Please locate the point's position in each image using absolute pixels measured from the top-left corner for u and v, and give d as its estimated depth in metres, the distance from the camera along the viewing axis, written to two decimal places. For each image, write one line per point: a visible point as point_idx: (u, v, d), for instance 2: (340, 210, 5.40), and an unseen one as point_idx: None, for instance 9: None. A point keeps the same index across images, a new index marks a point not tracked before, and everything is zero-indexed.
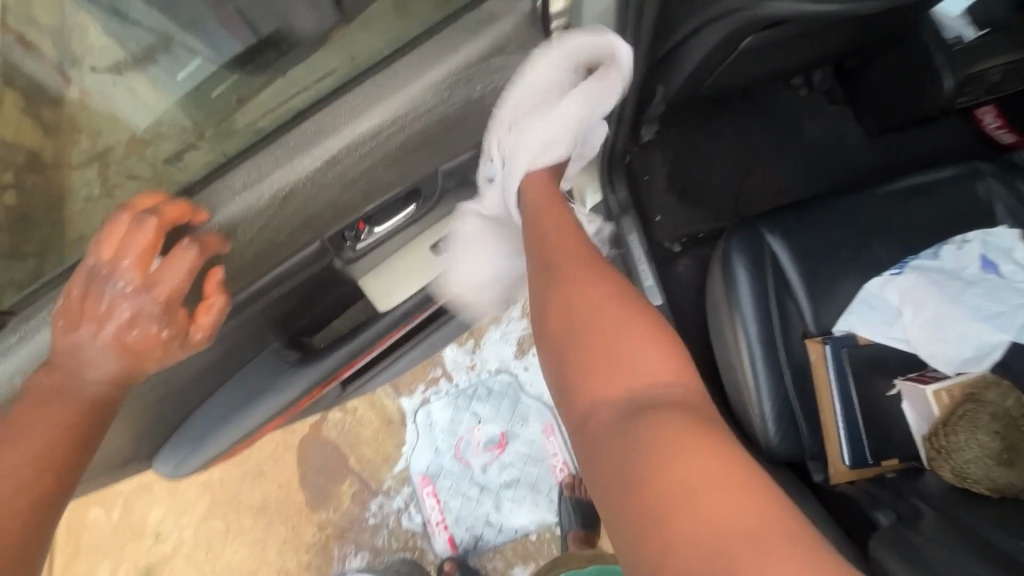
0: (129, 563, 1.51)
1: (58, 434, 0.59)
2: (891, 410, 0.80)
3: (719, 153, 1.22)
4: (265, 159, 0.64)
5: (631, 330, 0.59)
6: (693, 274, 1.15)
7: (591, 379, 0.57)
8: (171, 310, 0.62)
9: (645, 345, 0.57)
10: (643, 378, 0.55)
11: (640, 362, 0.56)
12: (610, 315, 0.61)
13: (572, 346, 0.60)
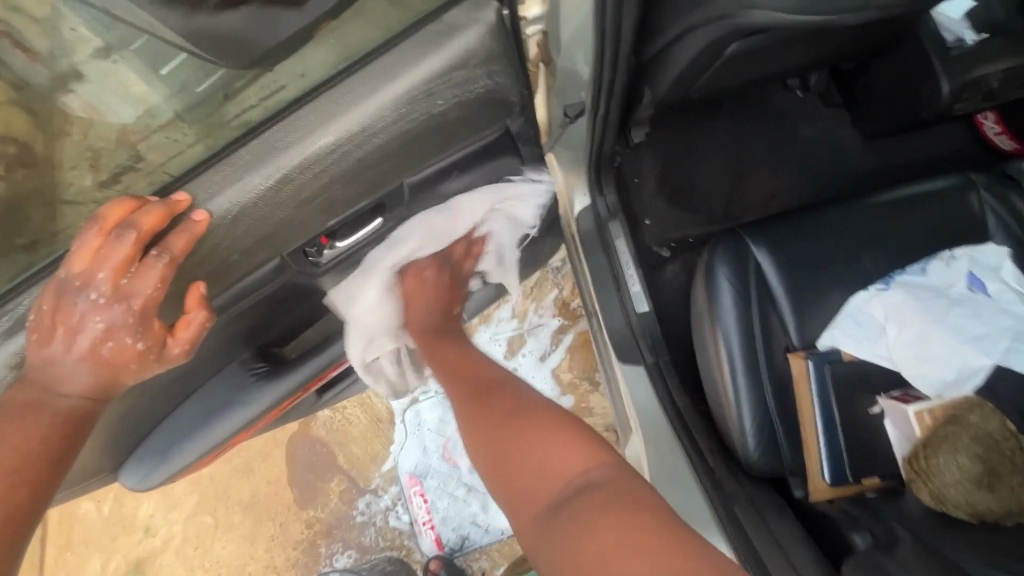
0: (120, 557, 1.52)
1: (31, 448, 0.57)
2: (874, 427, 0.78)
3: (710, 156, 1.19)
4: (218, 178, 0.62)
5: (532, 403, 0.77)
6: (681, 280, 1.13)
7: (528, 496, 0.68)
8: (150, 320, 0.60)
9: (555, 442, 0.70)
10: (561, 473, 0.67)
11: (554, 462, 0.68)
12: (523, 429, 0.73)
13: (505, 466, 0.72)
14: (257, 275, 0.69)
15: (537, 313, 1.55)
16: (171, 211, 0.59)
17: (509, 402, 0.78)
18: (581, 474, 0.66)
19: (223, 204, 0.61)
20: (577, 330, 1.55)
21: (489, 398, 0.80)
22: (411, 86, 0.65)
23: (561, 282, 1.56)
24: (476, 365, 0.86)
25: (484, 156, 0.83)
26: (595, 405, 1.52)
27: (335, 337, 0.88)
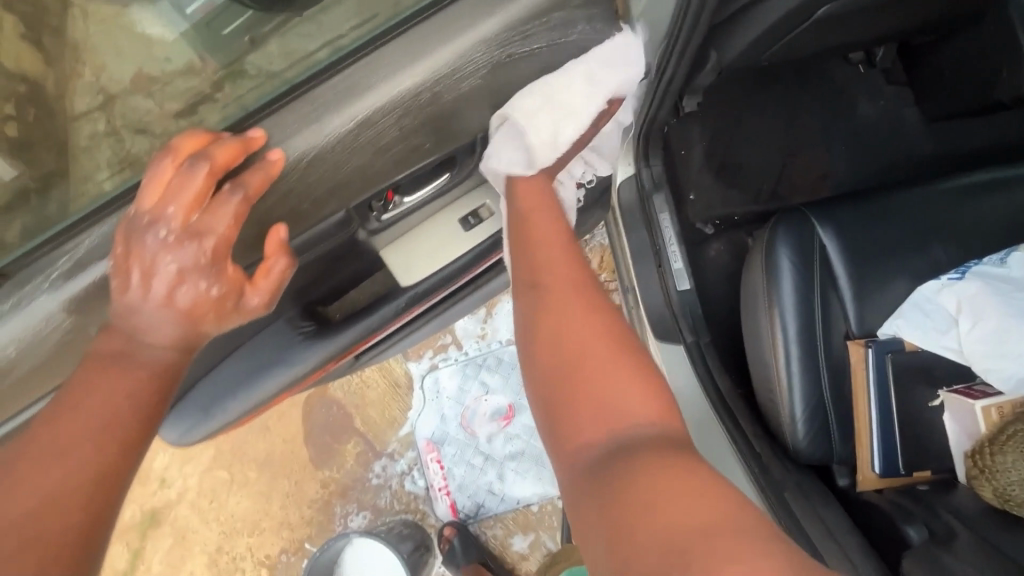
0: (136, 507, 1.53)
1: (121, 405, 0.54)
2: (930, 421, 0.76)
3: (763, 130, 1.14)
4: (293, 119, 0.60)
5: (616, 326, 0.64)
6: (725, 259, 1.10)
7: (577, 419, 0.56)
8: (225, 263, 0.58)
9: (637, 382, 0.57)
10: (626, 412, 0.55)
11: (624, 398, 0.56)
12: (605, 348, 0.61)
13: (560, 378, 0.60)
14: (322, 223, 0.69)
15: None
16: (246, 147, 0.57)
17: (602, 323, 0.64)
18: (647, 425, 0.54)
19: (304, 142, 0.60)
20: None
21: (579, 302, 0.66)
22: (496, 29, 0.63)
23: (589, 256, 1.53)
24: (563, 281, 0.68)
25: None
26: None
27: (381, 299, 0.81)
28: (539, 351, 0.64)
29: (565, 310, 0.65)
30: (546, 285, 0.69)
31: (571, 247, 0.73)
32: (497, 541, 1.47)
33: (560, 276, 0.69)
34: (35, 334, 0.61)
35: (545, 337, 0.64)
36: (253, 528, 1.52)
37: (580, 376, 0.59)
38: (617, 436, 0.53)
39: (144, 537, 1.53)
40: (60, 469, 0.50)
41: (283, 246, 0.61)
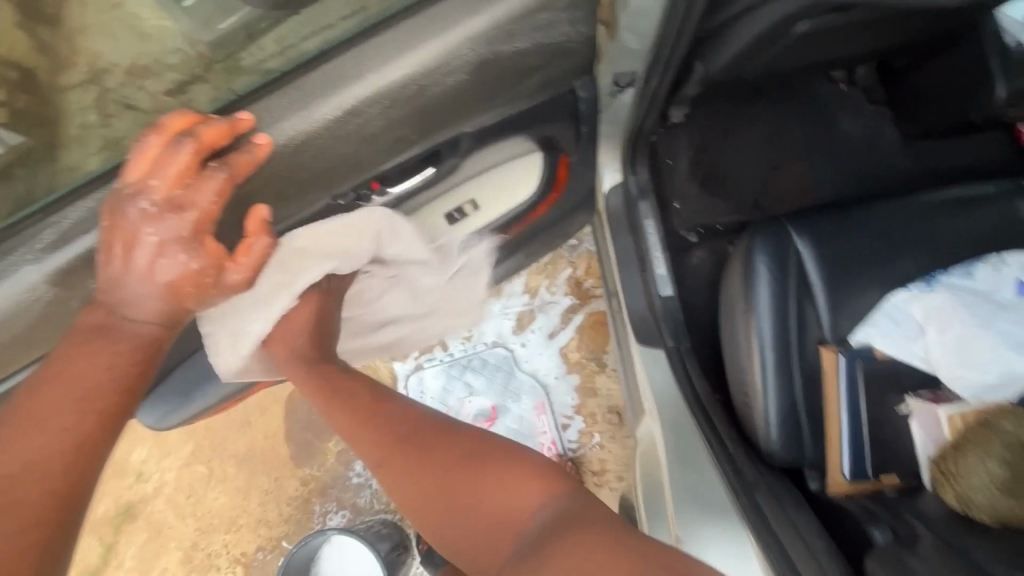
0: (110, 500, 1.51)
1: (101, 378, 0.57)
2: (899, 427, 0.78)
3: (748, 142, 1.17)
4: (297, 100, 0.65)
5: (464, 440, 0.73)
6: (708, 267, 1.12)
7: (479, 547, 0.65)
8: (205, 237, 0.60)
9: (515, 479, 0.67)
10: (515, 506, 0.65)
11: (509, 499, 0.66)
12: (468, 462, 0.70)
13: (454, 515, 0.68)
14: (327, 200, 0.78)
15: (549, 290, 1.54)
16: (234, 128, 0.59)
17: (456, 441, 0.73)
18: (543, 511, 0.63)
19: (304, 121, 0.65)
20: (588, 311, 1.54)
21: (435, 444, 0.74)
22: (483, 25, 0.67)
23: (576, 262, 1.55)
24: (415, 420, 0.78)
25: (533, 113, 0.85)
26: (600, 386, 1.51)
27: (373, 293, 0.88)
28: (433, 507, 0.69)
29: (424, 458, 0.72)
30: (400, 445, 0.75)
31: (407, 406, 0.81)
32: None
33: (411, 439, 0.75)
34: (13, 308, 0.62)
35: (420, 469, 0.72)
36: (229, 525, 1.51)
37: (457, 497, 0.68)
38: (519, 538, 0.62)
39: (117, 532, 1.51)
40: (43, 435, 0.55)
41: (265, 225, 0.63)
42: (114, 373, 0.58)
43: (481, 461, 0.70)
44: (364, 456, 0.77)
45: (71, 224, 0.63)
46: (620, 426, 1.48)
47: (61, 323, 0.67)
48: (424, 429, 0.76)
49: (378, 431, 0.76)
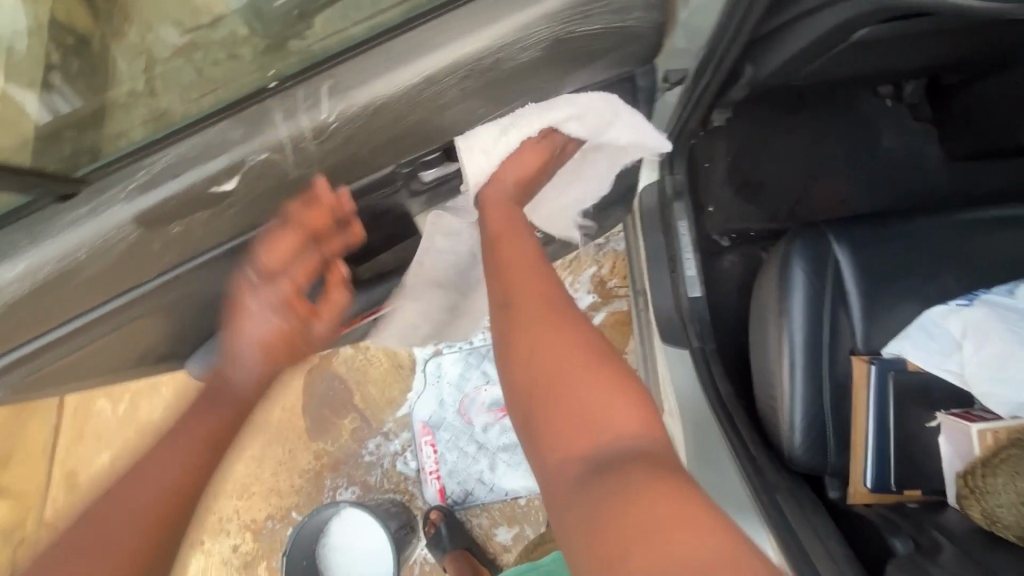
0: (122, 462, 1.45)
1: (206, 429, 0.66)
2: (927, 442, 0.78)
3: (786, 151, 1.17)
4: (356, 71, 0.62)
5: (584, 329, 0.61)
6: (738, 272, 1.11)
7: (548, 437, 0.54)
8: (293, 305, 0.71)
9: (620, 390, 0.55)
10: (603, 423, 0.53)
11: (608, 406, 0.54)
12: (579, 359, 0.58)
13: (537, 394, 0.57)
14: (379, 176, 0.71)
15: (572, 286, 1.55)
16: (333, 211, 0.68)
17: (583, 334, 0.61)
18: (630, 440, 0.52)
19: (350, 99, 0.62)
20: (609, 310, 1.54)
21: (547, 319, 0.63)
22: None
23: (602, 260, 1.55)
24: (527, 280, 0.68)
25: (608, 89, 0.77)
26: None
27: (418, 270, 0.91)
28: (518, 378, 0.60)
29: (545, 323, 0.62)
30: (507, 301, 0.66)
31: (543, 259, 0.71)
32: (482, 531, 1.46)
33: (536, 302, 0.65)
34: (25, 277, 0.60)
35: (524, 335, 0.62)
36: (242, 492, 1.53)
37: (542, 383, 0.57)
38: (592, 442, 0.52)
39: None
40: (152, 478, 0.62)
41: (345, 282, 0.76)
42: (218, 424, 0.67)
43: (588, 369, 0.57)
44: (494, 285, 0.70)
45: (254, 178, 0.64)
46: None
47: (151, 269, 0.67)
48: (531, 300, 0.65)
49: (513, 275, 0.68)
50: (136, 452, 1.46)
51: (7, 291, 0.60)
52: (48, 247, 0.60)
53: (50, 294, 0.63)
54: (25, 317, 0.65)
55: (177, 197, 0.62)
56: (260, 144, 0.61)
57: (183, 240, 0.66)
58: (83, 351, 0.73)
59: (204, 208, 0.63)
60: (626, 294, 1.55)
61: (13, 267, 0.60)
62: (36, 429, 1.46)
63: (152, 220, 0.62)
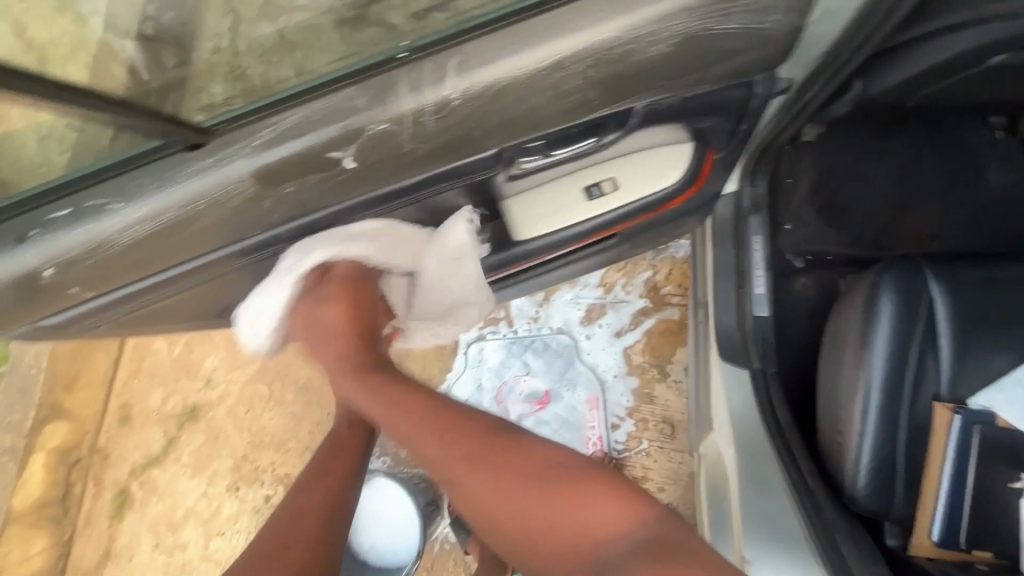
0: (178, 398, 1.52)
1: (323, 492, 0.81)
2: (1006, 501, 0.73)
3: (875, 177, 1.10)
4: (423, 65, 0.51)
5: (519, 447, 0.69)
6: (812, 294, 1.05)
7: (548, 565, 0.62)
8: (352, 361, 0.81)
9: (591, 492, 0.63)
10: (601, 529, 0.61)
11: (592, 516, 0.62)
12: (538, 477, 0.66)
13: (522, 522, 0.64)
14: (434, 172, 0.59)
15: (624, 289, 1.52)
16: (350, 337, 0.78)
17: (520, 450, 0.69)
18: (631, 532, 0.60)
19: (417, 99, 0.51)
20: (659, 317, 1.50)
21: (496, 444, 0.69)
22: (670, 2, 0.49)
23: (657, 265, 1.52)
24: (455, 416, 0.73)
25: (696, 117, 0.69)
26: (658, 394, 1.48)
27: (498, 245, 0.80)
28: (491, 510, 0.66)
29: (493, 461, 0.68)
30: (436, 456, 0.71)
31: (427, 392, 0.77)
32: None
33: (472, 451, 0.69)
34: (149, 226, 0.57)
35: (476, 465, 0.68)
36: (278, 446, 1.49)
37: (521, 521, 0.64)
38: (601, 562, 0.58)
39: (180, 428, 1.51)
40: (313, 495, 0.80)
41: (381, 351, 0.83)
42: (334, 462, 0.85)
43: (551, 483, 0.65)
44: (416, 456, 0.73)
45: (365, 148, 0.54)
46: (672, 438, 1.45)
47: (248, 224, 0.60)
48: (465, 429, 0.71)
49: (438, 445, 0.70)
50: (191, 398, 1.52)
51: (136, 236, 0.57)
52: (169, 195, 0.55)
53: (163, 242, 0.59)
54: (143, 257, 0.60)
55: (288, 158, 0.54)
56: (380, 117, 0.52)
57: (292, 200, 0.58)
58: (175, 298, 0.70)
59: (313, 170, 0.55)
60: (678, 304, 1.51)
61: (136, 210, 0.56)
62: (99, 358, 1.53)
63: (267, 177, 0.54)
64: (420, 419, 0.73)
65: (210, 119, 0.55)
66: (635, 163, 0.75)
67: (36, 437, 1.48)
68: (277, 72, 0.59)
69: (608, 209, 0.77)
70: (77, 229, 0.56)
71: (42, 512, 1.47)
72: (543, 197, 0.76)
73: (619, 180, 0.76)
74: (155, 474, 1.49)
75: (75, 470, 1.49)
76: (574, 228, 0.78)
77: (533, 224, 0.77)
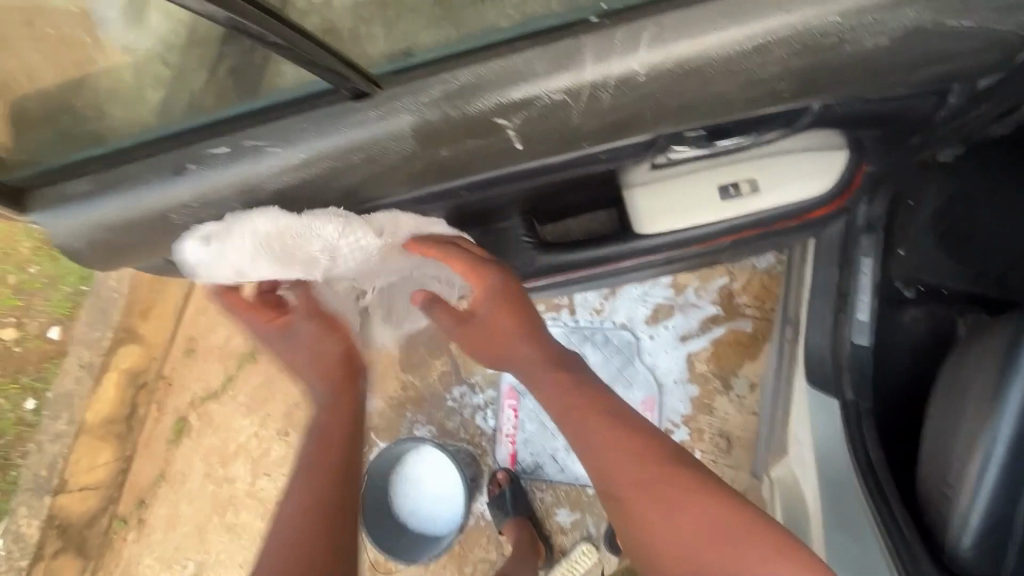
0: (240, 339, 1.55)
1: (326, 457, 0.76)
2: None
3: (1009, 211, 1.00)
4: (615, 33, 0.46)
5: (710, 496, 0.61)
6: (922, 329, 0.96)
7: None
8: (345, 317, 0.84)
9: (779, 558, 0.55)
10: None
11: None
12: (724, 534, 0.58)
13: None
14: (586, 152, 0.56)
15: (697, 292, 1.42)
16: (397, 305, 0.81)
17: (721, 507, 0.60)
18: None
19: (602, 71, 0.47)
20: (730, 327, 1.40)
21: (675, 484, 0.63)
22: None
23: (735, 273, 1.41)
24: (632, 437, 0.67)
25: (865, 123, 0.63)
26: (718, 406, 1.38)
27: (609, 238, 0.77)
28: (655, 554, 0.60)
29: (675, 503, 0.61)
30: (608, 475, 0.65)
31: (612, 400, 0.71)
32: (543, 506, 1.39)
33: (658, 483, 0.63)
34: (275, 174, 0.53)
35: (649, 494, 0.62)
36: None
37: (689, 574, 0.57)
38: None
39: (239, 368, 1.55)
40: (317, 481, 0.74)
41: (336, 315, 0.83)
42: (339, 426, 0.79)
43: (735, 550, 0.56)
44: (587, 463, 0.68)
45: (532, 118, 0.50)
46: (728, 453, 1.35)
47: (397, 185, 0.56)
48: (643, 455, 0.65)
49: (615, 462, 0.65)
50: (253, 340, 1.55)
51: (269, 185, 0.54)
52: (309, 147, 0.52)
53: (293, 195, 0.56)
54: (263, 207, 0.56)
55: (455, 119, 0.49)
56: (556, 87, 0.48)
57: (445, 166, 0.54)
58: None
59: (477, 137, 0.51)
60: (753, 316, 1.40)
61: (271, 158, 0.52)
62: (173, 291, 1.57)
63: (429, 138, 0.51)
64: (598, 422, 0.68)
65: (377, 69, 0.51)
66: (783, 166, 0.71)
67: (111, 357, 1.55)
68: (420, 20, 0.54)
69: (745, 211, 0.72)
70: (233, 167, 0.53)
71: (110, 428, 1.54)
72: (670, 192, 0.73)
73: (758, 181, 0.72)
74: (212, 408, 1.55)
75: (142, 393, 1.56)
76: (696, 229, 0.74)
77: (658, 217, 0.74)
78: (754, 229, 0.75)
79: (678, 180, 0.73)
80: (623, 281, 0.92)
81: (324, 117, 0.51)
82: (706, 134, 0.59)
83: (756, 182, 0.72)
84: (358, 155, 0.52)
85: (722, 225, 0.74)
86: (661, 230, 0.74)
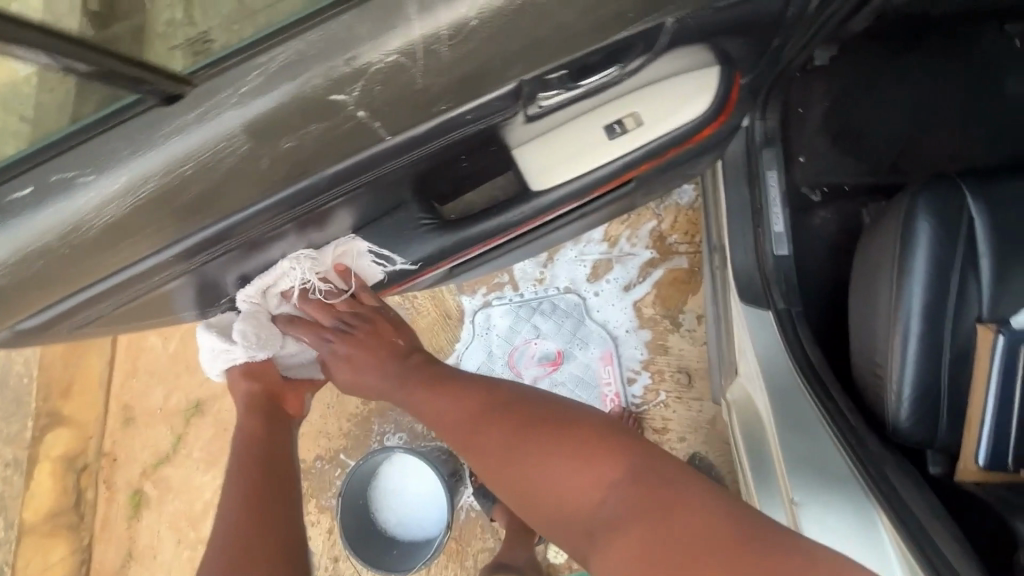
0: (180, 395, 1.44)
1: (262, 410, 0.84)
2: None
3: (889, 99, 1.05)
4: None
5: (610, 428, 0.65)
6: (833, 227, 1.00)
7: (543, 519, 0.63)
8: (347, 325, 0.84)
9: (582, 455, 0.63)
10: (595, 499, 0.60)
11: (575, 477, 0.62)
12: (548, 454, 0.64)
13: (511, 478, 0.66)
14: (446, 119, 0.54)
15: (630, 241, 1.43)
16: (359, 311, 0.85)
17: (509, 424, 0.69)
18: (610, 496, 0.59)
19: (431, 25, 0.47)
20: (668, 267, 1.42)
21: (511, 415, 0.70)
22: None
23: (662, 213, 1.43)
24: (459, 396, 0.76)
25: (721, 34, 0.64)
26: (672, 344, 1.40)
27: (511, 201, 0.74)
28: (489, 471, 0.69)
29: (491, 422, 0.70)
30: (459, 424, 0.73)
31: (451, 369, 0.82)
32: None
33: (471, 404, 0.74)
34: (96, 209, 0.50)
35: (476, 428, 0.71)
36: None
37: (486, 448, 0.69)
38: (594, 522, 0.59)
39: (186, 424, 1.44)
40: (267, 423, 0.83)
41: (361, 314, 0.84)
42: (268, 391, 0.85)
43: (640, 494, 0.58)
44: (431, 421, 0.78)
45: (374, 87, 0.49)
46: (690, 387, 1.38)
47: (244, 193, 0.53)
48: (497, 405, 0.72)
49: (452, 408, 0.75)
50: (191, 394, 1.44)
51: (96, 220, 0.51)
52: (128, 171, 0.49)
53: (131, 227, 0.53)
54: (100, 244, 0.53)
55: (287, 103, 0.48)
56: (388, 49, 0.48)
57: (293, 159, 0.52)
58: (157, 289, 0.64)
59: (316, 121, 0.50)
60: (687, 253, 1.42)
61: (86, 196, 0.50)
62: (93, 359, 1.45)
63: (260, 133, 0.49)
64: (447, 388, 0.77)
65: (200, 69, 0.48)
66: (656, 95, 0.71)
67: (40, 446, 1.42)
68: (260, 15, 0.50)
69: (637, 144, 0.72)
70: (45, 210, 0.50)
71: (56, 521, 1.42)
72: (559, 142, 0.72)
73: (642, 115, 0.72)
74: (166, 472, 1.43)
75: (84, 476, 1.44)
76: (596, 171, 0.73)
77: (553, 171, 0.72)
78: (648, 162, 0.75)
79: (568, 126, 0.72)
80: (539, 244, 0.92)
81: (140, 137, 0.48)
82: (570, 73, 0.58)
83: (637, 115, 0.72)
84: (190, 168, 0.50)
85: (615, 164, 0.73)
86: (558, 182, 0.73)
